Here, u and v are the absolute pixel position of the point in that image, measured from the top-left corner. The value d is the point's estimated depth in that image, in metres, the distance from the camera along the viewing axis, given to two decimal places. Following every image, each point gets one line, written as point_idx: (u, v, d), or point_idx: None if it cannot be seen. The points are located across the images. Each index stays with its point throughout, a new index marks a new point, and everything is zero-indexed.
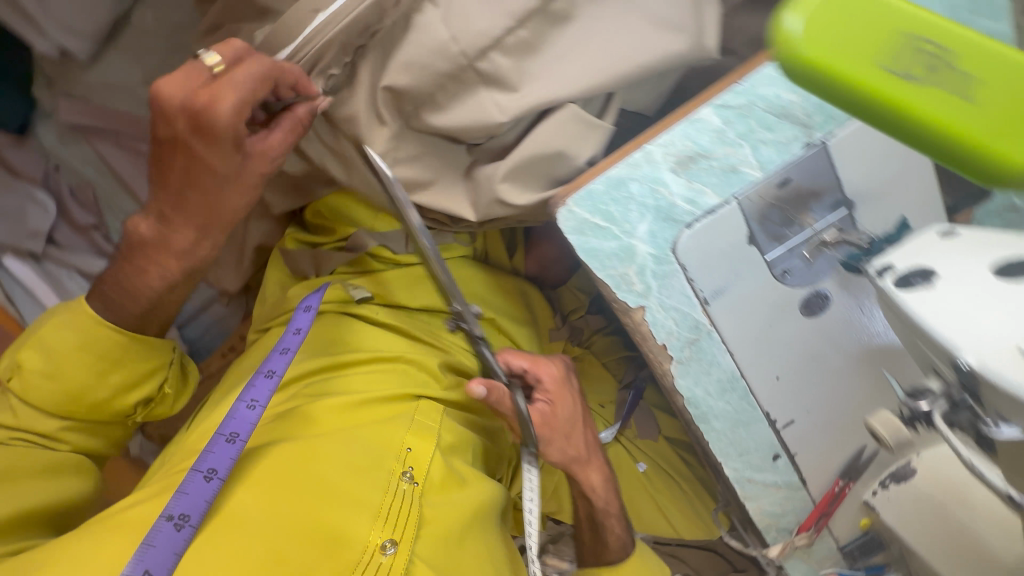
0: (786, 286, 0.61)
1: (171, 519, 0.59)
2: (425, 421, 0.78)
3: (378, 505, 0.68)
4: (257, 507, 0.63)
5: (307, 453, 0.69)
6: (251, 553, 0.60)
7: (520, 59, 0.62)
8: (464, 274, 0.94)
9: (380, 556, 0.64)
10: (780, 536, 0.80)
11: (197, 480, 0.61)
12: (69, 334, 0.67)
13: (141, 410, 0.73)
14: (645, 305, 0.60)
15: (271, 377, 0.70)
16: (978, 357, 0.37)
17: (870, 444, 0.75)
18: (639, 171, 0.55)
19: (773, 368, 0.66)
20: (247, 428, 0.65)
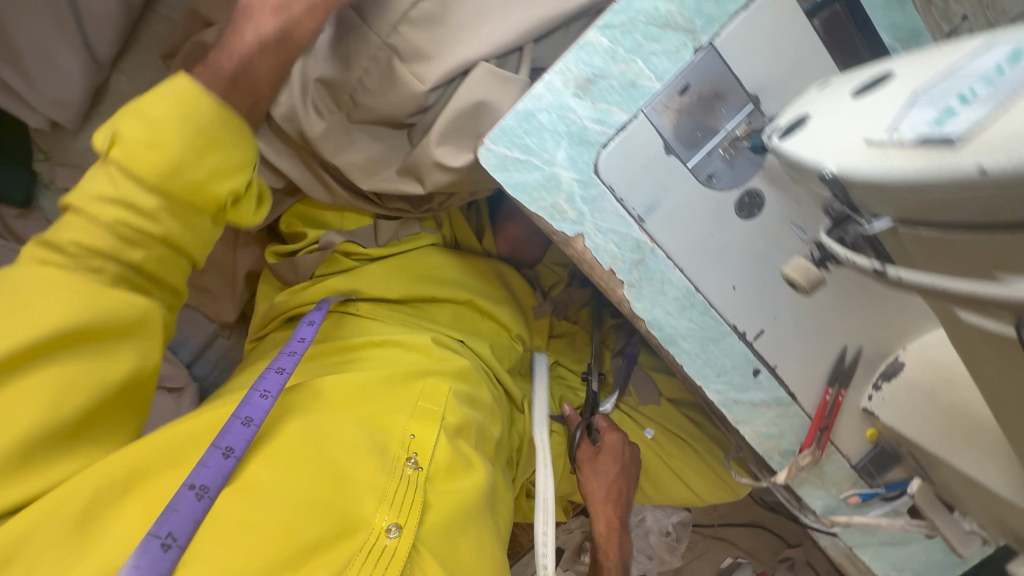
0: (715, 190, 0.63)
1: (193, 487, 0.57)
2: (426, 407, 0.77)
3: (384, 487, 0.65)
4: (271, 478, 0.60)
5: (314, 437, 0.66)
6: (259, 525, 0.57)
7: (430, 31, 0.68)
8: (436, 261, 0.97)
9: (385, 539, 0.61)
10: (785, 459, 0.78)
11: (216, 455, 0.60)
12: (155, 111, 0.56)
13: (219, 210, 0.62)
14: (582, 232, 0.62)
15: (282, 373, 0.72)
16: (837, 163, 0.41)
17: (850, 345, 0.73)
18: (545, 102, 0.58)
19: (727, 278, 0.67)
20: (261, 414, 0.65)
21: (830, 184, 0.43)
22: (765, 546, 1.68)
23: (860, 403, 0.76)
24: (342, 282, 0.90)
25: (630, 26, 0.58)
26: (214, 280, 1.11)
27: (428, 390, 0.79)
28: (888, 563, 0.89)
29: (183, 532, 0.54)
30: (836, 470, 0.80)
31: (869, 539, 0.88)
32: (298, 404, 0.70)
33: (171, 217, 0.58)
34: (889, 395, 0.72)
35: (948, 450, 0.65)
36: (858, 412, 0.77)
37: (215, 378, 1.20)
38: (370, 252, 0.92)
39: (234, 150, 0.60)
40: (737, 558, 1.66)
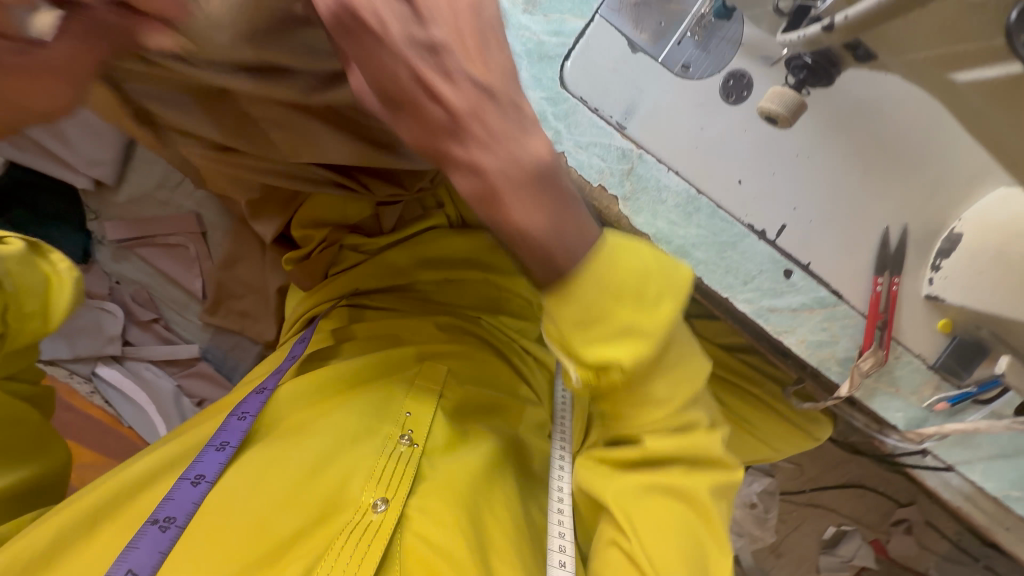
0: (695, 79, 0.60)
1: (156, 521, 0.60)
2: (423, 384, 0.78)
3: (372, 467, 0.68)
4: (247, 485, 0.64)
5: (297, 434, 0.70)
6: (234, 527, 0.60)
7: None
8: (443, 240, 0.96)
9: (371, 514, 0.63)
10: (847, 369, 0.69)
11: (184, 486, 0.63)
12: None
13: (29, 321, 0.65)
14: (564, 149, 0.61)
15: (262, 391, 0.75)
16: None
17: (893, 225, 0.65)
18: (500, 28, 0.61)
19: (729, 172, 0.63)
20: (237, 437, 0.68)
21: None
22: (873, 509, 1.50)
23: (922, 291, 0.67)
24: (355, 277, 0.93)
25: None
26: (251, 303, 1.17)
27: (425, 370, 0.80)
28: (1004, 480, 0.77)
29: (144, 565, 0.56)
30: (912, 374, 0.71)
31: (972, 456, 0.77)
32: (278, 415, 0.74)
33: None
34: (951, 272, 0.64)
35: None
36: (925, 304, 0.67)
37: None
38: (376, 241, 0.94)
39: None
40: (841, 525, 1.50)
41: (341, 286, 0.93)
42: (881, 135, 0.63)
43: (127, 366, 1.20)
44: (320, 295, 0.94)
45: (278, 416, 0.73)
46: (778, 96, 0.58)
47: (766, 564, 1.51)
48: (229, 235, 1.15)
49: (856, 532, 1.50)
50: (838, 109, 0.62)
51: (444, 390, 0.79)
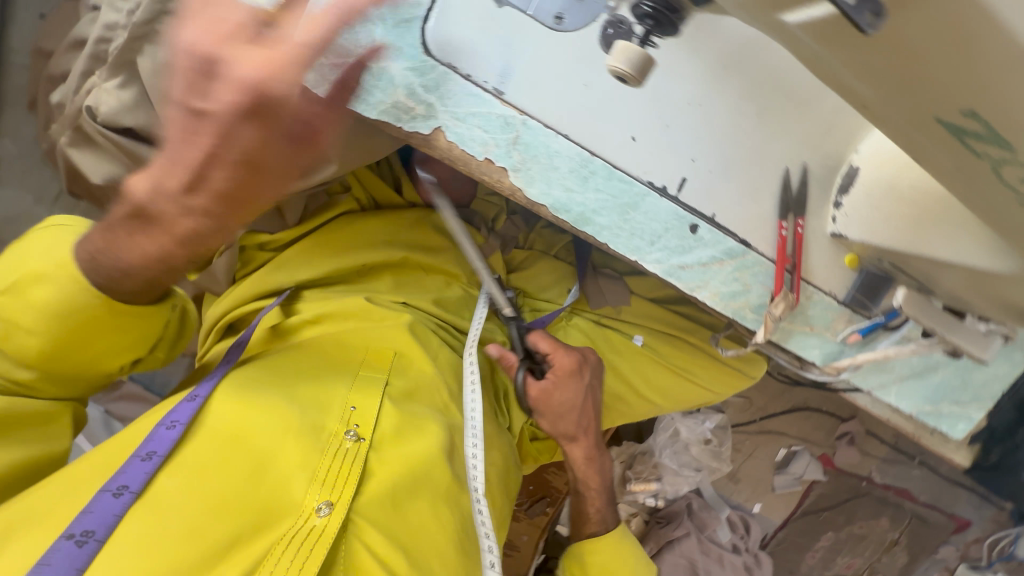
0: (569, 33, 0.55)
1: (71, 536, 0.50)
2: (368, 376, 0.73)
3: (315, 467, 0.62)
4: (182, 486, 0.56)
5: (237, 433, 0.61)
6: (168, 536, 0.52)
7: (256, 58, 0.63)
8: (355, 226, 0.92)
9: (314, 519, 0.59)
10: (762, 315, 0.70)
11: (105, 497, 0.53)
12: (52, 292, 0.57)
13: (130, 365, 0.68)
14: (439, 124, 0.56)
15: (195, 398, 0.63)
16: None
17: (793, 165, 0.64)
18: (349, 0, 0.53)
19: (620, 129, 0.59)
20: (167, 445, 0.57)
21: None
22: (820, 428, 1.58)
23: (827, 230, 0.67)
24: (264, 276, 0.85)
25: None
26: None
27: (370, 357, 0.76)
28: (919, 398, 0.80)
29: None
30: (824, 311, 0.71)
31: (887, 378, 0.79)
32: (222, 408, 0.63)
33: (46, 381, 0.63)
34: (851, 209, 0.63)
35: (919, 242, 0.59)
36: (829, 241, 0.68)
37: None
38: (285, 235, 0.89)
39: (151, 323, 0.62)
40: (792, 446, 1.59)
41: (248, 289, 0.85)
42: (771, 72, 0.60)
43: None
44: (224, 304, 0.86)
45: (222, 410, 0.63)
46: (625, 52, 0.49)
47: (726, 492, 1.61)
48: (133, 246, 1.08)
49: (805, 450, 1.59)
50: (724, 49, 0.58)
51: (389, 378, 0.75)
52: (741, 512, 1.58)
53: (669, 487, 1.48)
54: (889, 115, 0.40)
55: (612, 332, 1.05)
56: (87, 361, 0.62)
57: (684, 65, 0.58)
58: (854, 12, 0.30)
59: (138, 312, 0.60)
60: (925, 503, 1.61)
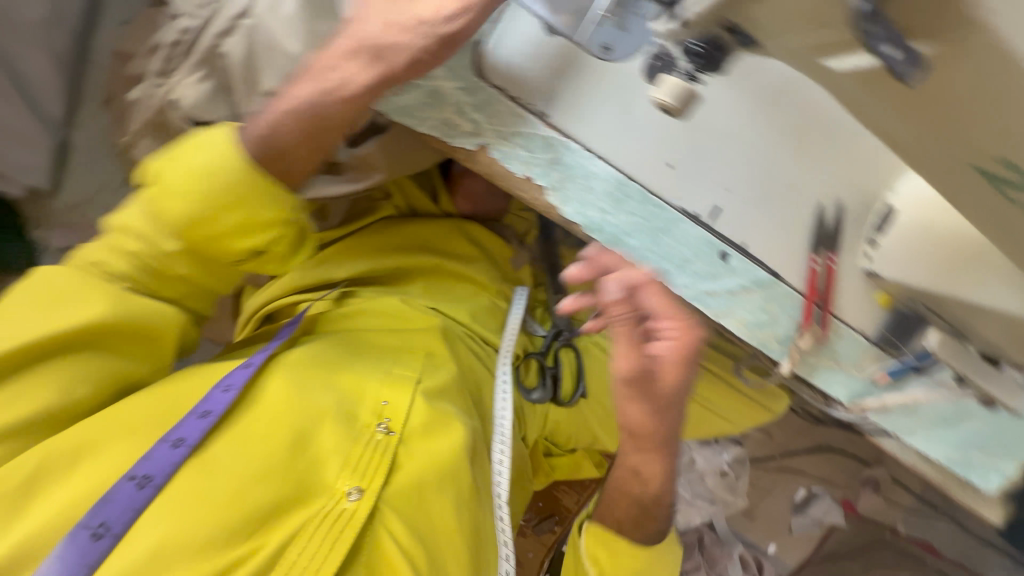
0: (616, 63, 0.57)
1: (133, 478, 0.56)
2: (402, 372, 0.75)
3: (347, 454, 0.65)
4: (232, 451, 0.60)
5: (282, 411, 0.65)
6: (214, 496, 0.57)
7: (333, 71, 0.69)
8: (393, 231, 0.96)
9: (345, 502, 0.61)
10: (787, 347, 0.69)
11: (163, 447, 0.58)
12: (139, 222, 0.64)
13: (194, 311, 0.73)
14: (484, 142, 0.59)
15: (248, 366, 0.67)
16: None
17: (827, 201, 0.65)
18: (404, 12, 0.54)
19: (658, 156, 0.61)
20: (221, 408, 0.62)
21: None
22: (841, 470, 1.53)
23: (859, 266, 0.67)
24: (304, 273, 0.90)
25: None
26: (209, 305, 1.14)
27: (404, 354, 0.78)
28: (951, 446, 0.78)
29: (118, 522, 0.53)
30: (854, 348, 0.71)
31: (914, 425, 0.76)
32: (271, 386, 0.67)
33: None
34: (887, 247, 0.64)
35: (953, 283, 0.62)
36: (862, 278, 0.68)
37: None
38: (327, 235, 0.94)
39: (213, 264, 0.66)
40: (812, 487, 1.54)
41: (288, 284, 0.89)
42: (806, 109, 0.63)
43: None
44: (264, 295, 0.90)
45: (270, 388, 0.67)
46: (673, 86, 0.53)
47: (739, 528, 1.54)
48: None
49: (825, 493, 1.53)
50: (762, 85, 0.61)
51: (422, 376, 0.76)
52: (754, 552, 1.51)
53: (681, 518, 1.46)
54: (933, 153, 0.42)
55: None
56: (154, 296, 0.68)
57: (725, 97, 0.60)
58: (901, 64, 0.32)
59: (202, 246, 0.62)
60: (953, 562, 1.52)
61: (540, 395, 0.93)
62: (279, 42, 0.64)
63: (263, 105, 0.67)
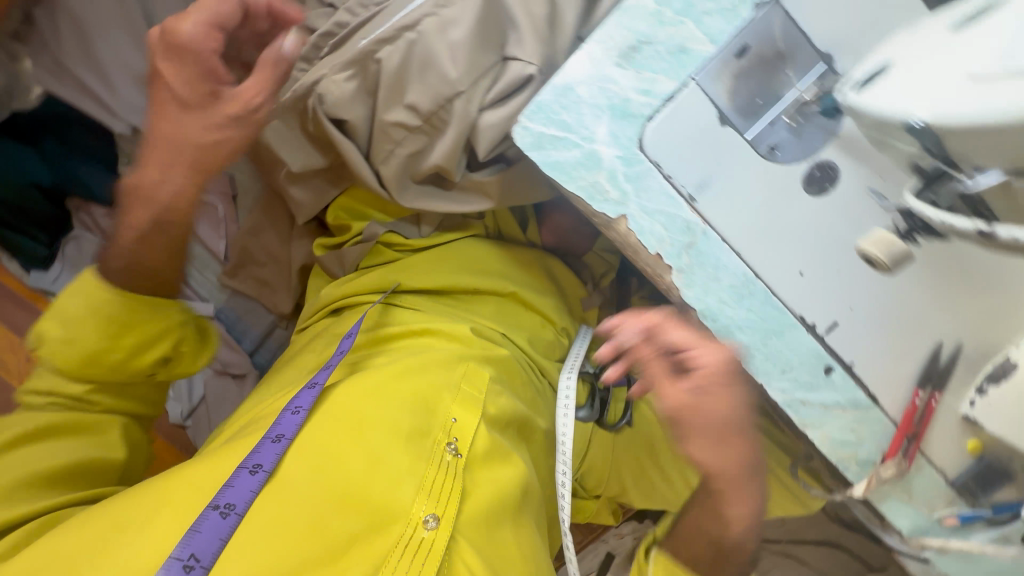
0: (780, 164, 0.57)
1: (217, 508, 0.58)
2: (469, 390, 0.75)
3: (421, 476, 0.65)
4: (309, 472, 0.63)
5: (355, 423, 0.67)
6: (295, 522, 0.59)
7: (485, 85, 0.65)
8: (478, 250, 0.96)
9: (422, 531, 0.62)
10: (865, 471, 0.68)
11: (243, 474, 0.61)
12: (80, 305, 0.71)
13: (156, 372, 0.78)
14: (626, 212, 0.58)
15: (315, 386, 0.70)
16: (931, 112, 0.41)
17: (947, 340, 0.64)
18: (585, 74, 0.54)
19: (791, 263, 0.60)
20: (295, 430, 0.65)
21: (921, 134, 0.43)
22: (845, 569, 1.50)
23: (959, 409, 0.65)
24: (385, 275, 0.90)
25: None
26: (273, 275, 1.15)
27: (471, 372, 0.78)
28: None
29: (206, 552, 0.55)
30: (928, 484, 0.69)
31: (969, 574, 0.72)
32: (339, 401, 0.69)
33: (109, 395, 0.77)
34: (996, 401, 0.61)
35: None
36: (957, 420, 0.66)
37: None
38: (415, 242, 0.93)
39: (158, 327, 0.75)
40: None
41: (368, 284, 0.90)
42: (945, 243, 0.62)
43: None
44: (343, 288, 0.92)
45: (338, 402, 0.69)
46: (884, 242, 0.56)
47: None
48: (259, 201, 1.12)
49: None
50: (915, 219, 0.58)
51: (488, 399, 0.77)
52: None
53: None
54: None
55: None
56: (115, 366, 0.74)
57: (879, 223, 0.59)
58: None
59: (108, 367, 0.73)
60: None
61: (587, 414, 0.94)
62: (439, 63, 0.64)
63: (404, 117, 0.68)
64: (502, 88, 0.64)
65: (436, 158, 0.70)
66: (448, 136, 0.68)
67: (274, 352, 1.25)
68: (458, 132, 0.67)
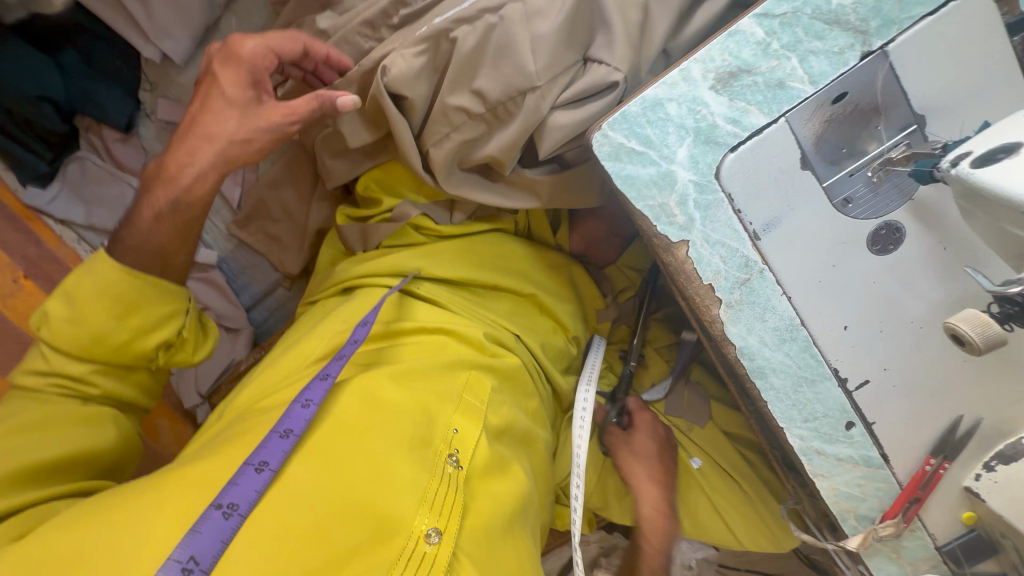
0: (850, 217, 0.56)
1: (220, 507, 0.56)
2: (472, 401, 0.75)
3: (423, 488, 0.64)
4: (311, 477, 0.61)
5: (359, 430, 0.66)
6: (298, 529, 0.57)
7: (556, 82, 0.62)
8: (507, 247, 0.94)
9: (425, 545, 0.61)
10: (861, 525, 0.70)
11: (248, 472, 0.59)
12: (90, 284, 0.70)
13: (162, 355, 0.76)
14: (688, 240, 0.57)
15: (326, 378, 0.68)
16: None
17: (967, 416, 0.64)
18: (677, 92, 0.53)
19: (837, 316, 0.60)
20: (302, 426, 0.63)
21: None
22: None
23: (962, 482, 0.67)
24: (410, 257, 0.88)
25: (793, 19, 0.51)
26: (285, 232, 1.11)
27: (473, 381, 0.77)
28: None
29: (206, 556, 0.52)
30: (917, 547, 0.70)
31: None
32: (342, 403, 0.68)
33: (112, 378, 0.75)
34: (1003, 480, 0.64)
35: None
36: (959, 492, 0.68)
37: (270, 325, 1.23)
38: (446, 228, 0.91)
39: (165, 309, 0.74)
40: None
41: (392, 262, 0.87)
42: None
43: None
44: (363, 266, 0.88)
45: (343, 404, 0.68)
46: (978, 324, 0.53)
47: None
48: (283, 156, 1.07)
49: None
50: (956, 297, 0.59)
51: (490, 410, 0.77)
52: None
53: None
54: None
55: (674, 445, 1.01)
56: (125, 345, 0.72)
57: (931, 291, 0.59)
58: None
59: (121, 349, 0.72)
60: None
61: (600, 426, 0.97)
62: (517, 53, 0.62)
63: (468, 101, 0.66)
64: (579, 90, 0.61)
65: (493, 147, 0.68)
66: (513, 128, 0.65)
67: (272, 310, 1.23)
68: (525, 127, 0.64)
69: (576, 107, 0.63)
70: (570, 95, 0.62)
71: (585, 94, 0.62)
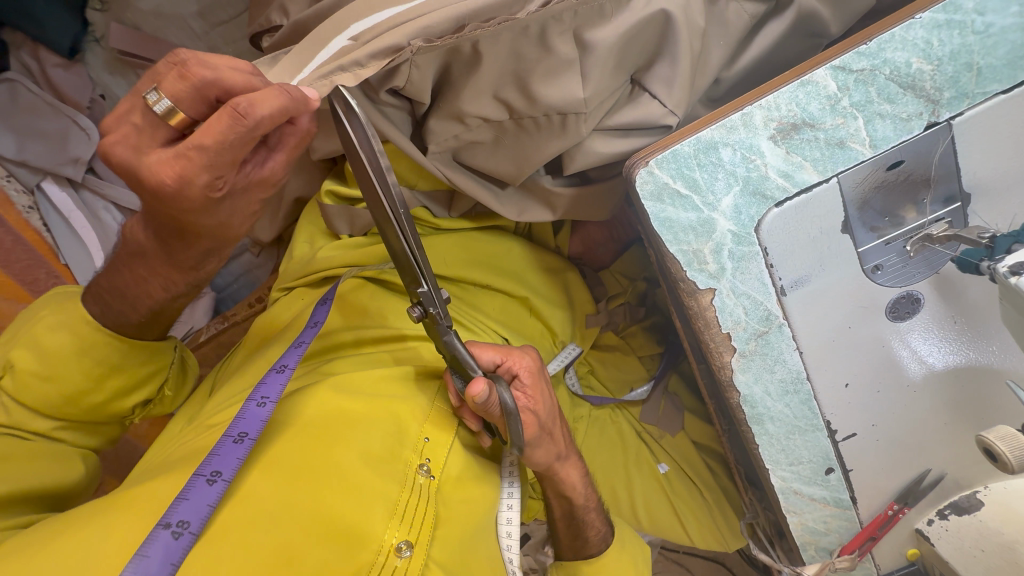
0: (876, 284, 0.55)
1: (169, 526, 0.51)
2: (443, 408, 0.70)
3: (394, 500, 0.62)
4: (271, 488, 0.58)
5: (326, 438, 0.63)
6: (259, 547, 0.54)
7: (603, 103, 0.59)
8: (507, 245, 0.90)
9: (395, 558, 0.59)
10: (819, 556, 0.71)
11: (200, 484, 0.54)
12: (65, 338, 0.62)
13: (140, 408, 0.70)
14: (715, 288, 0.55)
15: (282, 371, 0.64)
16: None
17: (934, 468, 0.67)
18: (734, 137, 0.52)
19: (840, 374, 0.61)
20: (257, 428, 0.58)
21: None
22: None
23: (914, 523, 0.69)
24: None
25: (869, 76, 0.50)
26: None
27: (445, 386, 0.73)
28: None
29: None
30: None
31: None
32: (303, 408, 0.65)
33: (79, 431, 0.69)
34: (954, 528, 0.65)
35: None
36: (908, 532, 0.69)
37: (233, 291, 1.14)
38: (446, 222, 0.84)
39: (146, 368, 0.67)
40: None
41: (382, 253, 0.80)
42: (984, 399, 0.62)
43: (80, 196, 1.00)
44: (348, 254, 0.80)
45: (308, 408, 0.65)
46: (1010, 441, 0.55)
47: None
48: None
49: None
50: (953, 368, 0.61)
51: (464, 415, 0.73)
52: None
53: None
54: None
55: (644, 451, 1.02)
56: (99, 406, 0.66)
57: (929, 356, 0.61)
58: None
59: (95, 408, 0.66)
60: None
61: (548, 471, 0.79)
62: (555, 54, 0.54)
63: (491, 110, 0.58)
64: (630, 121, 0.59)
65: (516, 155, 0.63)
66: (547, 144, 0.60)
67: (236, 276, 1.13)
68: (562, 146, 0.60)
69: (619, 136, 0.61)
70: (619, 122, 0.60)
71: (633, 124, 0.60)
